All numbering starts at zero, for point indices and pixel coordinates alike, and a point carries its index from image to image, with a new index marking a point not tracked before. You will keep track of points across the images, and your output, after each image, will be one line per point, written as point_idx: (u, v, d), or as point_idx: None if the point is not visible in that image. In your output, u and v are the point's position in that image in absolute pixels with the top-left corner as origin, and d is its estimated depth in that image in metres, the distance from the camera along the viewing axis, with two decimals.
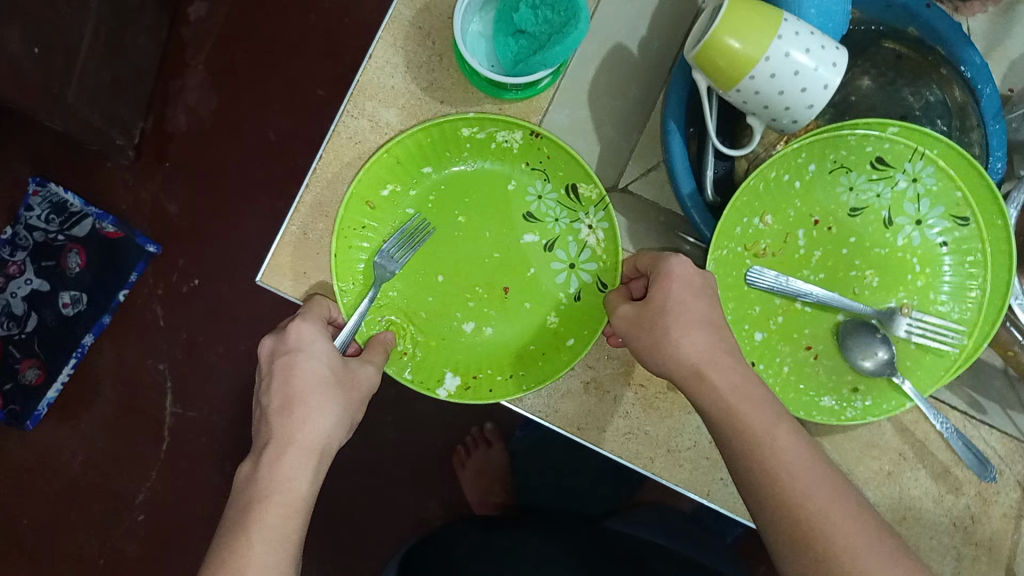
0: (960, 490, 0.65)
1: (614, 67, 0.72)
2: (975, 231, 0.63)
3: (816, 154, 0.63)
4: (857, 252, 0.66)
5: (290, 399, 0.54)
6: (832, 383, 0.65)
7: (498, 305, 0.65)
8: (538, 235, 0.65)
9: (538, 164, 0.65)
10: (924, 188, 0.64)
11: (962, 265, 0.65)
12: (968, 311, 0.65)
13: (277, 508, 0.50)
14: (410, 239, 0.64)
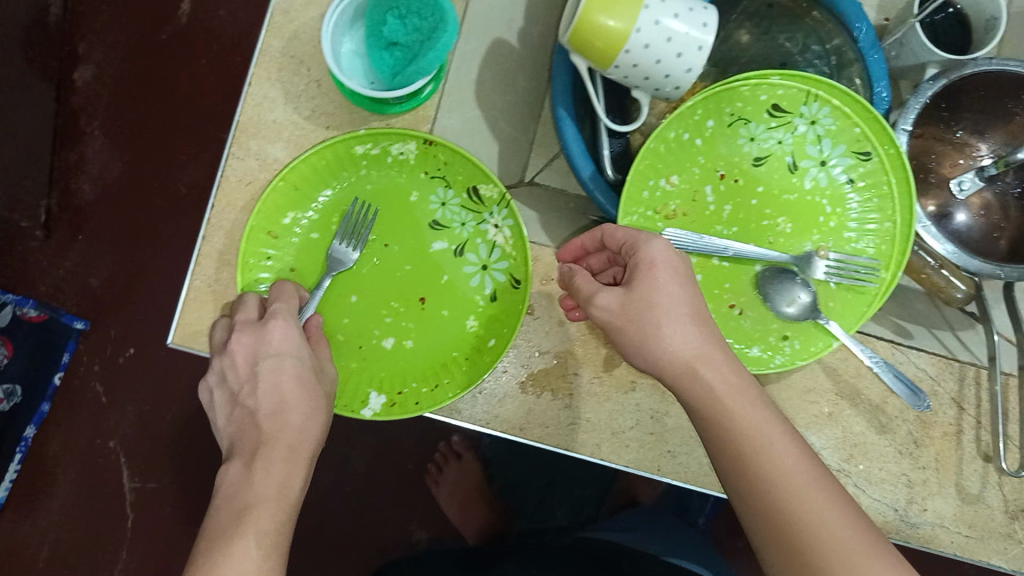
0: (900, 417, 0.67)
1: (497, 61, 0.71)
2: (878, 165, 0.62)
3: (712, 108, 0.62)
4: (767, 200, 0.64)
5: (278, 404, 0.54)
6: (760, 333, 0.64)
7: (416, 317, 0.64)
8: (447, 242, 0.65)
9: (437, 171, 0.64)
10: (824, 129, 0.63)
11: (871, 201, 0.63)
12: (883, 244, 0.63)
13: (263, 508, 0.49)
14: (356, 226, 0.64)
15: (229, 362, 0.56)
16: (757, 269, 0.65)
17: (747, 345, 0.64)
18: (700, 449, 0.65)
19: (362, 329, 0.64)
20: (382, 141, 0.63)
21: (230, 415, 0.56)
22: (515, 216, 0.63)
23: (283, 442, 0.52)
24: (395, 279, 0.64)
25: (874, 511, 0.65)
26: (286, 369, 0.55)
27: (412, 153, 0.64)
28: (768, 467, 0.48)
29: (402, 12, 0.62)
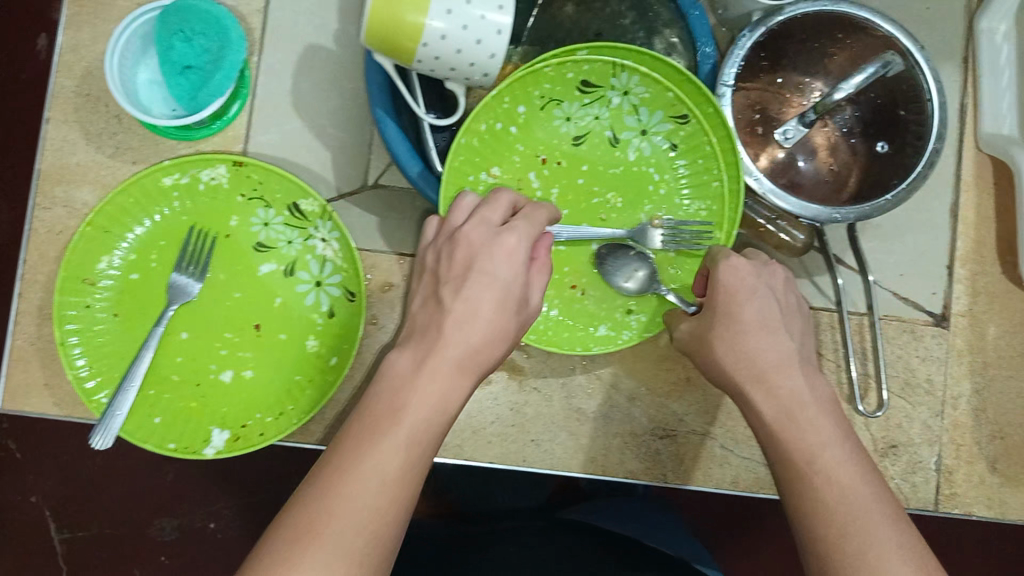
0: None
1: (313, 67, 0.68)
2: (697, 126, 0.61)
3: (521, 94, 0.60)
4: (593, 177, 0.64)
5: (468, 308, 0.51)
6: (604, 310, 0.64)
7: (252, 344, 0.63)
8: (275, 263, 0.63)
9: (253, 193, 0.62)
10: (638, 98, 0.62)
11: (696, 163, 0.63)
12: (714, 204, 0.62)
13: (390, 453, 0.45)
14: (196, 254, 0.62)
15: (445, 270, 0.53)
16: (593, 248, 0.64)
17: (593, 324, 0.64)
18: (562, 433, 0.65)
19: (198, 366, 0.62)
20: (192, 169, 0.61)
21: (398, 347, 0.51)
22: (339, 230, 0.61)
23: (450, 359, 0.49)
24: (225, 310, 0.63)
25: (743, 470, 0.66)
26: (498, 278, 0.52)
27: (224, 178, 0.62)
28: (820, 485, 0.48)
29: (189, 35, 0.60)
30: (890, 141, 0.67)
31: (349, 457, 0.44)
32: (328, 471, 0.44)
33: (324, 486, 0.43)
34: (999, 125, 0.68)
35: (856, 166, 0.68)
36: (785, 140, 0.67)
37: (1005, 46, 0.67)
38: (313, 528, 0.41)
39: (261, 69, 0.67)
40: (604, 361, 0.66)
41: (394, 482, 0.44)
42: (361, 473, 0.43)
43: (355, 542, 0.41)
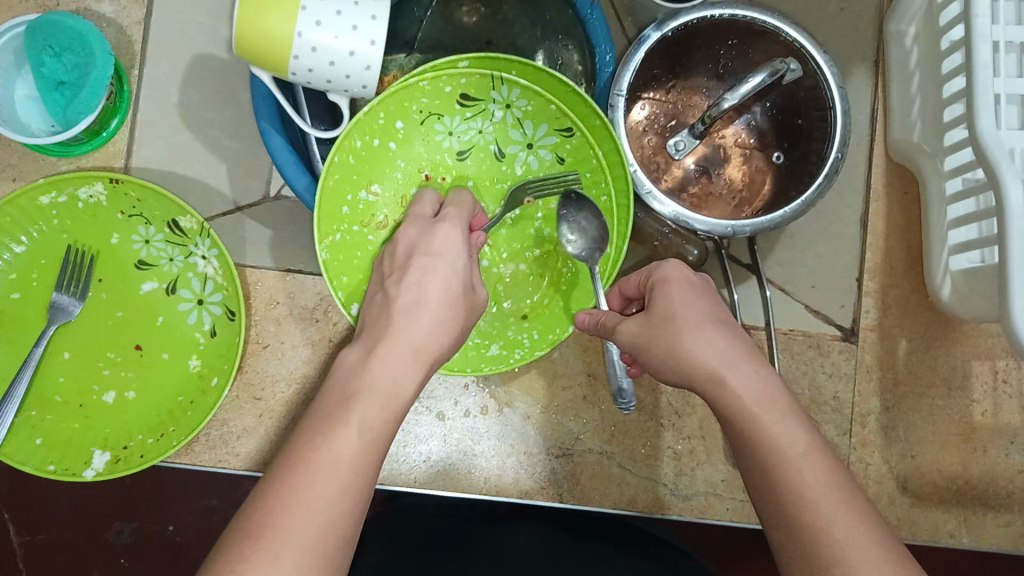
0: (657, 389, 0.65)
1: (202, 78, 0.67)
2: (582, 139, 0.59)
3: (396, 109, 0.58)
4: (480, 193, 0.63)
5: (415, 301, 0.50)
6: (497, 329, 0.62)
7: (136, 365, 0.62)
8: (157, 281, 0.62)
9: (133, 210, 0.61)
10: (521, 111, 0.60)
11: (584, 178, 0.61)
12: (604, 219, 0.60)
13: (363, 439, 0.42)
14: (78, 273, 0.61)
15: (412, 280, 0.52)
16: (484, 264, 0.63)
17: (486, 345, 0.62)
18: (454, 453, 0.63)
19: (81, 386, 0.61)
20: (68, 187, 0.60)
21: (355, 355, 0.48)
22: (217, 248, 0.60)
23: (407, 344, 0.48)
24: (108, 329, 0.62)
25: (641, 490, 0.64)
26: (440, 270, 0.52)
27: (101, 195, 0.60)
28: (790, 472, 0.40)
29: (58, 49, 0.59)
30: (784, 151, 0.67)
31: (301, 455, 0.40)
32: (293, 468, 0.40)
33: (303, 475, 0.39)
34: (909, 133, 0.65)
35: (754, 176, 0.68)
36: (678, 153, 0.67)
37: (914, 50, 0.65)
38: (271, 527, 0.37)
39: (144, 82, 0.66)
40: (498, 379, 0.64)
41: (349, 474, 0.40)
42: (316, 473, 0.39)
43: (324, 531, 0.38)
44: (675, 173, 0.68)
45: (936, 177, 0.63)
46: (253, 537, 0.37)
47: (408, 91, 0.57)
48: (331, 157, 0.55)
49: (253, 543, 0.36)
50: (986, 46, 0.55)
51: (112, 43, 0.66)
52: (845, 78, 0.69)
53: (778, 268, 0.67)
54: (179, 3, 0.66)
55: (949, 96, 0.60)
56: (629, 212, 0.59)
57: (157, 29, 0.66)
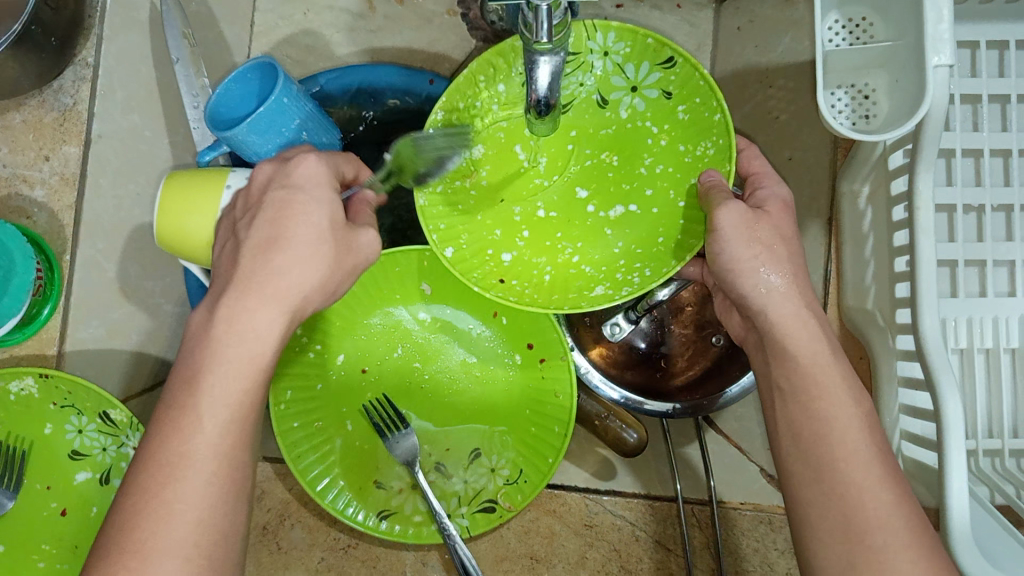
0: (602, 571, 0.63)
1: (141, 251, 0.66)
2: (686, 65, 0.52)
3: (494, 70, 0.55)
4: (582, 142, 0.59)
5: (276, 239, 0.43)
6: (604, 271, 0.56)
7: (70, 557, 0.61)
8: (91, 470, 0.62)
9: (65, 401, 0.60)
10: (621, 55, 0.54)
11: (695, 105, 0.53)
12: (720, 140, 0.52)
13: (223, 401, 0.41)
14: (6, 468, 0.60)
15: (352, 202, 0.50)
16: (589, 209, 0.58)
17: (591, 286, 0.55)
18: None
19: None
20: None
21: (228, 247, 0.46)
22: None
23: (270, 290, 0.43)
24: (39, 520, 0.61)
25: None
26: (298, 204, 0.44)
27: (33, 389, 0.60)
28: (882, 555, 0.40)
29: None
30: (721, 333, 0.66)
31: (164, 443, 0.40)
32: (166, 440, 0.40)
33: (172, 452, 0.40)
34: (864, 298, 0.64)
35: (691, 358, 0.67)
36: (614, 338, 0.65)
37: (867, 210, 0.64)
38: (176, 451, 0.40)
39: (76, 265, 0.65)
40: (438, 566, 0.62)
41: (227, 450, 0.41)
42: (188, 454, 0.40)
43: (212, 507, 0.40)
44: (611, 347, 0.67)
45: (889, 350, 0.61)
46: (164, 494, 0.39)
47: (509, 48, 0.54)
48: (434, 116, 0.54)
49: (162, 496, 0.39)
50: (929, 240, 0.53)
51: (45, 227, 0.65)
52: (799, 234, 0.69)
53: (734, 424, 0.65)
54: (114, 179, 0.66)
55: (900, 271, 0.58)
56: (732, 134, 0.50)
57: (91, 208, 0.66)
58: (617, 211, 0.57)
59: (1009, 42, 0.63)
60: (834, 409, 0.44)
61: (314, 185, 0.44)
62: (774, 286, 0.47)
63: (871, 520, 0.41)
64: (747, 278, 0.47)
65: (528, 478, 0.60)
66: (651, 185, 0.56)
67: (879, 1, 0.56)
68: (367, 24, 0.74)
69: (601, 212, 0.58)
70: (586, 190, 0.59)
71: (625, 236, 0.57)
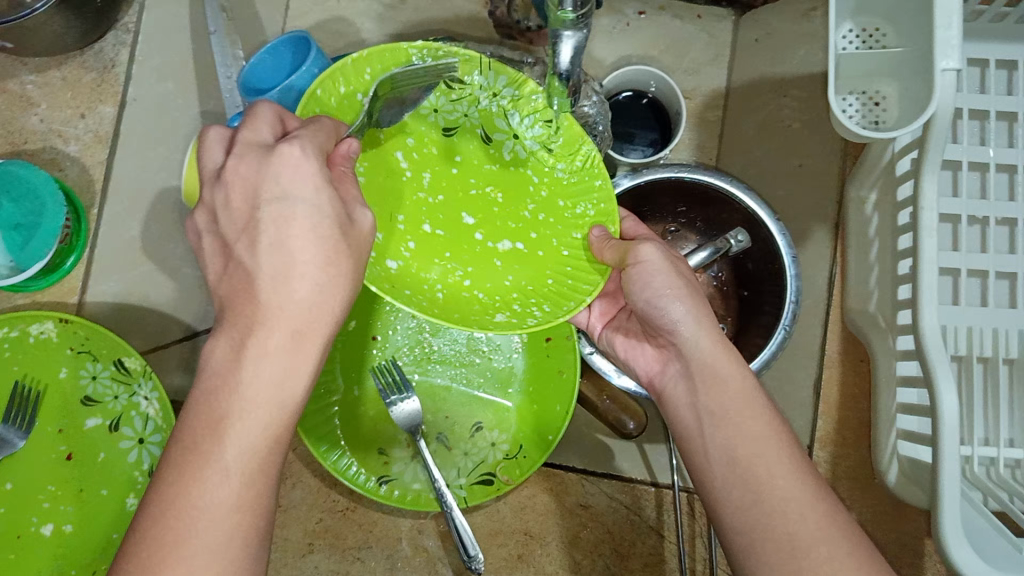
0: (595, 552, 0.63)
1: (164, 211, 0.68)
2: (570, 131, 0.53)
3: (380, 65, 0.52)
4: (465, 171, 0.57)
5: (288, 269, 0.40)
6: (498, 300, 0.55)
7: (74, 499, 0.62)
8: (101, 417, 0.63)
9: (82, 346, 0.62)
10: (509, 101, 0.54)
11: (574, 167, 0.55)
12: (601, 203, 0.54)
13: (247, 426, 0.39)
14: (21, 407, 0.62)
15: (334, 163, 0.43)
16: (476, 236, 0.57)
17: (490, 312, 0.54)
18: None
19: (18, 519, 0.62)
20: (20, 324, 0.62)
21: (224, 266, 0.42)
22: (157, 390, 0.61)
23: (282, 325, 0.40)
24: (48, 460, 0.63)
25: None
26: (296, 221, 0.40)
27: (52, 332, 0.62)
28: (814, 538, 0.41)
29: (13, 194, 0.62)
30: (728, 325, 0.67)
31: (190, 456, 0.39)
32: (188, 455, 0.39)
33: (193, 470, 0.38)
34: (866, 301, 0.65)
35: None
36: None
37: (874, 217, 0.66)
38: (200, 470, 0.38)
39: (102, 220, 0.67)
40: (433, 534, 0.62)
41: (254, 469, 0.39)
42: (210, 472, 0.39)
43: (236, 531, 0.38)
44: None
45: (889, 351, 0.62)
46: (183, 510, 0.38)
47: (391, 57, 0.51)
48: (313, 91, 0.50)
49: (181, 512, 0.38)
50: (933, 241, 0.55)
51: (74, 180, 0.67)
52: (806, 237, 0.71)
53: None
54: (144, 141, 0.68)
55: (902, 274, 0.60)
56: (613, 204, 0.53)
57: (120, 167, 0.68)
58: (505, 246, 0.57)
59: (1018, 62, 0.65)
60: (749, 433, 0.45)
61: (306, 191, 0.41)
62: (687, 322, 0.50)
63: (811, 537, 0.41)
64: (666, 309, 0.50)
65: (528, 453, 0.62)
66: (535, 229, 0.56)
67: (890, 13, 0.59)
68: (398, 15, 0.77)
69: (488, 241, 0.57)
70: (473, 217, 0.57)
71: (515, 270, 0.56)
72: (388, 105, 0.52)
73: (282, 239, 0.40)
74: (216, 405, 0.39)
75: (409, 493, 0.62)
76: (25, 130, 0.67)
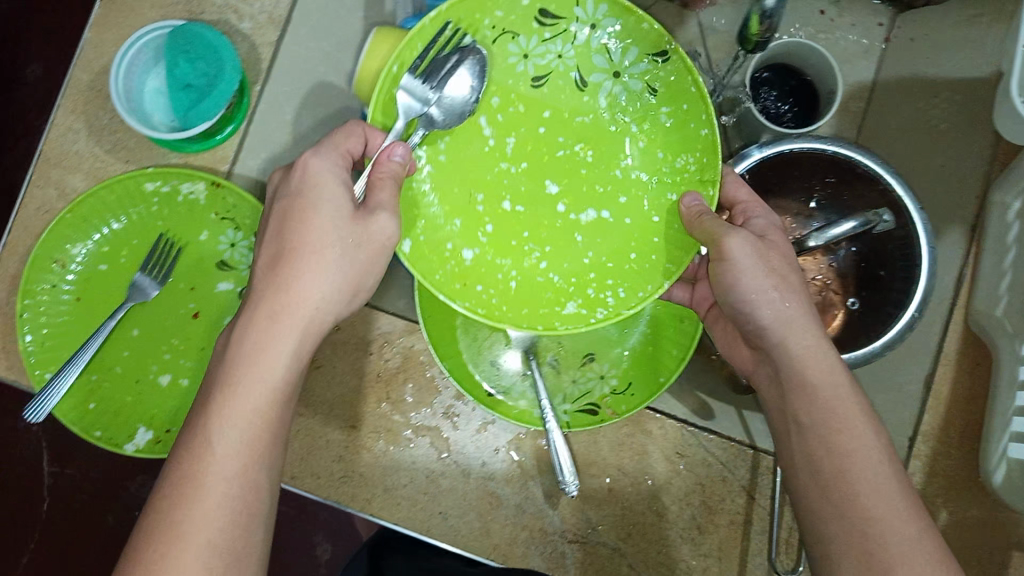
0: (684, 500, 0.64)
1: (318, 103, 0.70)
2: (676, 61, 0.56)
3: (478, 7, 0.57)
4: (556, 126, 0.61)
5: (281, 254, 0.48)
6: (574, 284, 0.61)
7: (195, 356, 0.65)
8: (232, 283, 0.65)
9: (227, 213, 0.65)
10: (609, 33, 0.59)
11: (680, 111, 0.58)
12: (703, 153, 0.57)
13: (243, 419, 0.45)
14: (160, 259, 0.64)
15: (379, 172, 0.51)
16: (560, 208, 0.61)
17: (560, 301, 0.60)
18: (472, 513, 0.64)
19: (140, 365, 0.64)
20: (173, 179, 0.64)
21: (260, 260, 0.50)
22: None
23: (311, 309, 0.48)
24: (177, 314, 0.65)
25: None
26: (320, 207, 0.49)
27: (202, 194, 0.64)
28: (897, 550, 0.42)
29: (190, 55, 0.63)
30: (859, 299, 0.67)
31: (197, 438, 0.44)
32: (190, 436, 0.45)
33: (203, 455, 0.43)
34: (994, 305, 0.65)
35: (822, 310, 0.68)
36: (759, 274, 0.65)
37: (1016, 224, 0.65)
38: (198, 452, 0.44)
39: (263, 99, 0.69)
40: (529, 452, 0.65)
41: (246, 461, 0.44)
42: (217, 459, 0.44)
43: (227, 526, 0.42)
44: None
45: (1014, 356, 0.62)
46: (190, 491, 0.42)
47: None
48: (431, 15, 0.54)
49: (184, 496, 0.42)
50: None
51: (242, 57, 0.69)
52: (937, 235, 0.71)
53: None
54: (313, 32, 0.70)
55: None
56: (718, 150, 0.55)
57: (286, 53, 0.70)
58: (589, 216, 0.61)
59: None
60: (835, 431, 0.47)
61: (318, 182, 0.50)
62: (790, 312, 0.51)
63: (886, 532, 0.43)
64: (759, 308, 0.51)
65: (636, 391, 0.63)
66: (624, 190, 0.61)
67: None
68: None
69: (568, 214, 0.61)
70: (557, 186, 0.61)
71: (595, 246, 0.61)
72: (436, 60, 0.56)
73: (300, 226, 0.48)
74: (224, 391, 0.45)
75: (516, 406, 0.64)
76: (204, 1, 0.69)
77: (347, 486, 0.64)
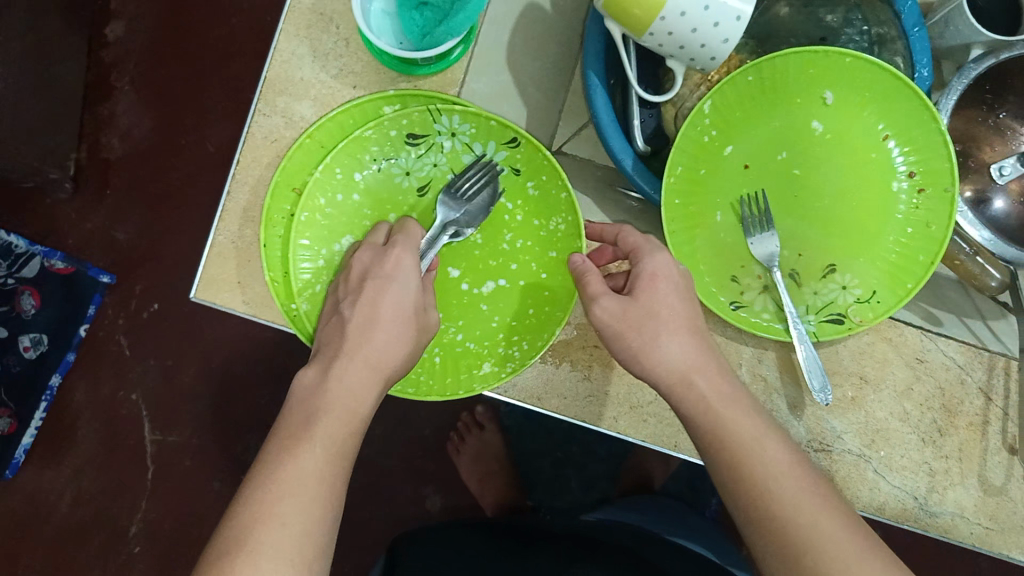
0: (925, 405, 0.66)
1: (533, 25, 0.69)
2: (528, 146, 0.62)
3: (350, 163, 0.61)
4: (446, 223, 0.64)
5: (371, 320, 0.55)
6: (487, 347, 0.63)
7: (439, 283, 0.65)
8: None
9: None
10: (467, 136, 0.63)
11: (542, 182, 0.63)
12: (569, 216, 0.62)
13: (322, 446, 0.50)
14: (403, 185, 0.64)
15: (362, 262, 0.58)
16: (463, 287, 0.64)
17: (479, 363, 0.62)
18: None
19: None
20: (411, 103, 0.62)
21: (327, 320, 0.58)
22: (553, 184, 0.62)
23: (363, 358, 0.54)
24: None
25: (892, 498, 0.64)
26: (392, 293, 0.56)
27: None
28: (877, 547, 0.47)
29: None
30: None
31: (275, 456, 0.50)
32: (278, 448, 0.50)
33: (269, 467, 0.49)
34: None
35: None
36: (1001, 178, 0.68)
37: None
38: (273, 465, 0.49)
39: (485, 20, 0.68)
40: (773, 366, 0.66)
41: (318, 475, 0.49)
42: (285, 479, 0.48)
43: (297, 535, 0.47)
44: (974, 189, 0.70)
45: None
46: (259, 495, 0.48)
47: (357, 140, 0.60)
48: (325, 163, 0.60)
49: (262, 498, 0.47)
50: None
51: None
52: None
53: None
54: None
55: None
56: (579, 213, 0.61)
57: None
58: (489, 287, 0.64)
59: None
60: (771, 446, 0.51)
61: (401, 272, 0.57)
62: (675, 356, 0.55)
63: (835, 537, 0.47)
64: (656, 352, 0.55)
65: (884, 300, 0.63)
66: (516, 259, 0.64)
67: None
68: None
69: (474, 289, 0.64)
70: (458, 269, 0.64)
71: (500, 310, 0.64)
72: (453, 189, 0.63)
73: (372, 308, 0.56)
74: (306, 420, 0.51)
75: (761, 318, 0.64)
76: None
77: (595, 405, 0.65)
